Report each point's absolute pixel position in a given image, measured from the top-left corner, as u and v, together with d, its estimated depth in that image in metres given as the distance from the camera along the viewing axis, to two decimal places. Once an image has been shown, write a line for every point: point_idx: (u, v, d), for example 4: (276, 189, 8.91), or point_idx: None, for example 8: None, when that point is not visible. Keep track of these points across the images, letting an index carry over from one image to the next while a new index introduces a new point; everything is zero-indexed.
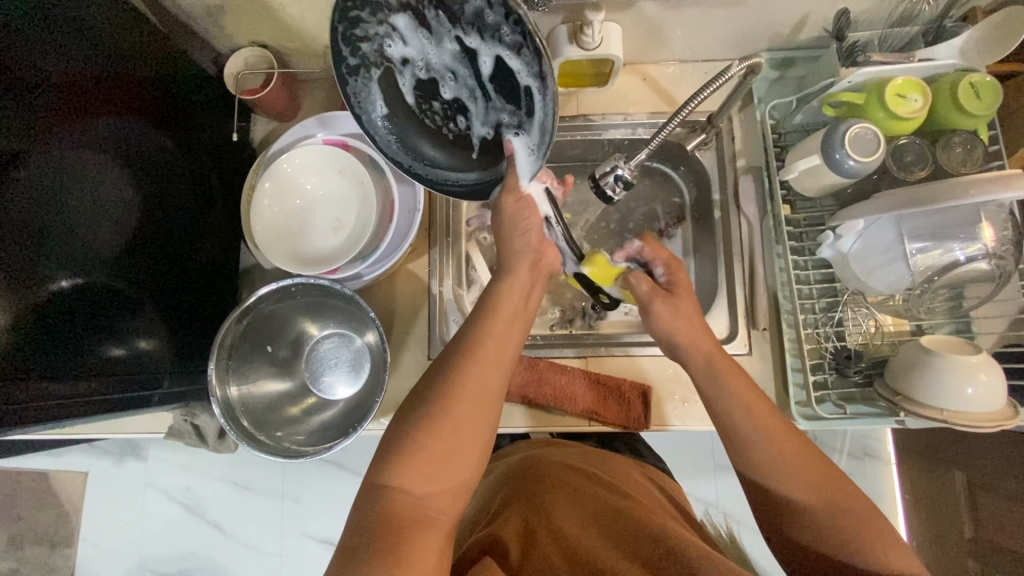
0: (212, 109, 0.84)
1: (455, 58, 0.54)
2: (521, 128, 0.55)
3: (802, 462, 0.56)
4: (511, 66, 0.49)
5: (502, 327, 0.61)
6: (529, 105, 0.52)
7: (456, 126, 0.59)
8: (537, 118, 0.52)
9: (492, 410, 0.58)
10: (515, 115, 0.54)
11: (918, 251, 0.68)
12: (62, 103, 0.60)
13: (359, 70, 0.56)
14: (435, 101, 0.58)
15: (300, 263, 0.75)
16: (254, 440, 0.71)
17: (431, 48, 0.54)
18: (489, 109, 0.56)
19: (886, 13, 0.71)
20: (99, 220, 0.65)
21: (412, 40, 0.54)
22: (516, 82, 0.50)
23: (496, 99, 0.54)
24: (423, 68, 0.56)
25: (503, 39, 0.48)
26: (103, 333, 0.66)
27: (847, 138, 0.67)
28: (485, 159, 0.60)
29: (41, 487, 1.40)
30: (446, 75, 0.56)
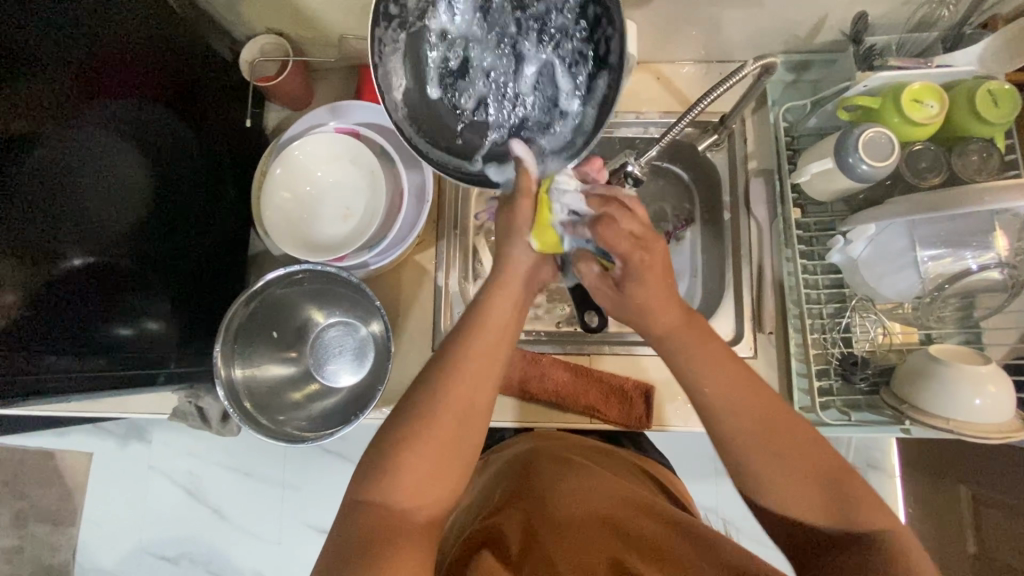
0: (228, 96, 0.85)
1: (499, 56, 0.62)
2: (547, 126, 0.62)
3: (801, 476, 0.51)
4: (564, 69, 0.60)
5: (490, 334, 0.58)
6: (565, 108, 0.61)
7: (472, 118, 0.63)
8: (572, 122, 0.61)
9: (478, 422, 0.55)
10: (545, 115, 0.62)
11: (930, 259, 0.67)
12: (78, 85, 0.60)
13: (393, 22, 0.58)
14: (460, 86, 0.62)
15: (309, 250, 0.75)
16: (257, 423, 0.72)
17: (480, 40, 0.61)
18: (513, 109, 0.63)
19: (906, 17, 0.71)
20: (113, 201, 0.66)
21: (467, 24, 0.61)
22: (561, 84, 0.61)
23: (529, 98, 0.62)
24: (461, 54, 0.62)
25: (564, 41, 0.60)
26: (114, 312, 0.67)
27: (861, 142, 0.66)
28: (494, 155, 0.62)
29: (47, 466, 1.43)
30: (484, 66, 0.62)
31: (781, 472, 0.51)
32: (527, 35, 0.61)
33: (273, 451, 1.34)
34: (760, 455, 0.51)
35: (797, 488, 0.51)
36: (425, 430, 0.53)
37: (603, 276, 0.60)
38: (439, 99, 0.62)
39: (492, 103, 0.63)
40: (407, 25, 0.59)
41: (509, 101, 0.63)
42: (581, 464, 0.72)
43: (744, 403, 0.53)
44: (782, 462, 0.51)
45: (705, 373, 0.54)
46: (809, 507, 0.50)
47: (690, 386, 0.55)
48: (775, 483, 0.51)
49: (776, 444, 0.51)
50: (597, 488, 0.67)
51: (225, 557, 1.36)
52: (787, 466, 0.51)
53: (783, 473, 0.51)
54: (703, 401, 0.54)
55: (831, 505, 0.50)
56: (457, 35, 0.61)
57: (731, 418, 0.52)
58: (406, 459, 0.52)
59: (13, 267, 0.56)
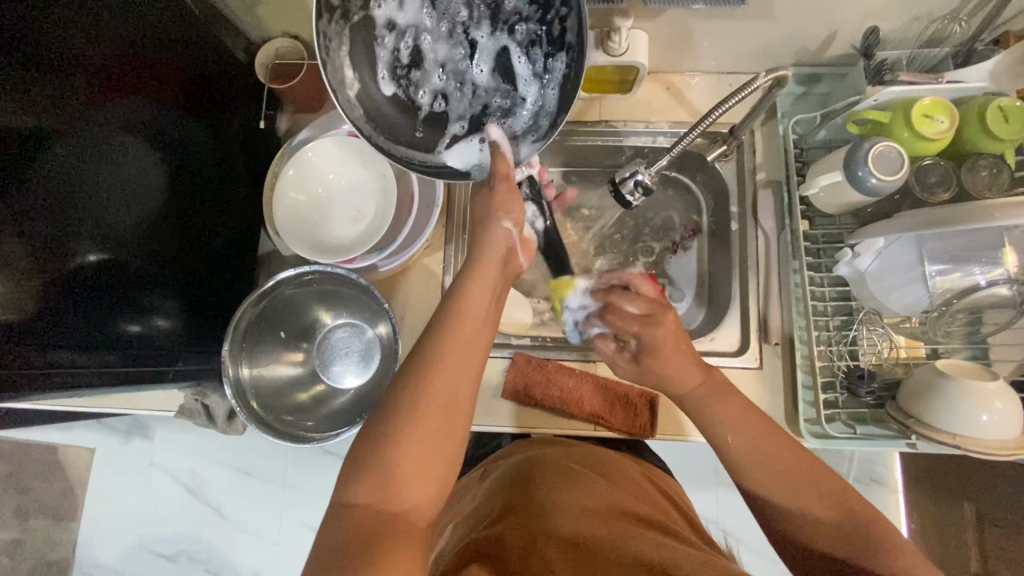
0: (242, 97, 0.86)
1: (451, 42, 0.62)
2: (510, 111, 0.63)
3: (827, 510, 0.53)
4: (520, 54, 0.61)
5: (472, 326, 0.57)
6: (524, 92, 0.62)
7: (433, 108, 0.63)
8: (534, 106, 0.62)
9: (460, 411, 0.55)
10: (506, 98, 0.63)
11: (938, 274, 0.68)
12: (96, 85, 0.61)
13: (337, 16, 0.56)
14: (414, 77, 0.62)
15: (319, 251, 0.76)
16: (262, 422, 0.72)
17: (430, 26, 0.61)
18: (473, 96, 0.63)
19: (916, 33, 0.71)
20: (126, 199, 0.67)
21: (415, 10, 0.60)
22: (518, 68, 0.61)
23: (487, 83, 0.63)
24: (412, 43, 0.61)
25: (518, 23, 0.60)
26: (123, 309, 0.67)
27: (870, 156, 0.66)
28: (459, 144, 0.63)
29: (50, 460, 1.43)
30: (440, 54, 0.62)
31: (798, 504, 0.54)
32: (479, 18, 0.60)
33: (274, 451, 1.34)
34: (779, 490, 0.55)
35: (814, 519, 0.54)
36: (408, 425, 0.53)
37: (620, 350, 0.65)
38: (397, 94, 0.62)
39: (450, 91, 0.63)
40: (354, 16, 0.57)
41: (467, 87, 0.63)
42: (575, 469, 0.72)
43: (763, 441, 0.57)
44: (798, 494, 0.54)
45: (725, 421, 0.59)
46: (829, 537, 0.53)
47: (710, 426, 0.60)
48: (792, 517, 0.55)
49: (793, 478, 0.55)
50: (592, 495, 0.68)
51: (224, 556, 1.36)
52: (803, 499, 0.54)
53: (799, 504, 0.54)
54: (728, 450, 0.58)
55: (845, 535, 0.52)
56: (406, 23, 0.60)
57: (751, 455, 0.57)
58: (390, 456, 0.52)
59: (25, 264, 0.56)
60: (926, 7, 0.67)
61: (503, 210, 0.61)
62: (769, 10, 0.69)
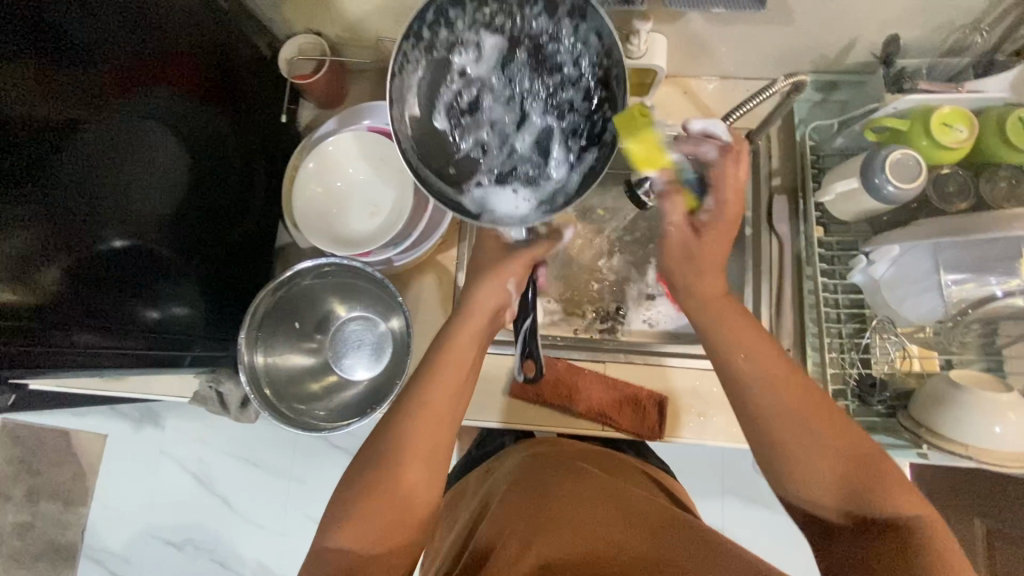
0: (266, 92, 0.87)
1: (508, 105, 0.62)
2: (535, 181, 0.60)
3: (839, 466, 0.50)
4: (562, 140, 0.60)
5: (450, 369, 0.58)
6: (553, 169, 0.60)
7: (465, 155, 0.62)
8: (558, 183, 0.60)
9: (444, 447, 0.56)
10: (534, 171, 0.61)
11: (954, 283, 0.66)
12: (125, 75, 0.63)
13: (419, 43, 0.58)
14: (461, 122, 0.62)
15: (336, 243, 0.77)
16: (275, 410, 0.73)
17: (495, 87, 0.61)
18: (505, 157, 0.61)
19: (937, 41, 0.72)
20: (150, 188, 0.68)
21: (487, 67, 0.61)
22: (553, 151, 0.60)
23: (523, 149, 0.61)
24: (473, 93, 0.62)
25: (570, 112, 0.60)
26: (144, 295, 0.69)
27: (887, 163, 0.66)
28: (475, 193, 0.61)
29: (63, 444, 1.46)
30: (491, 112, 0.62)
31: (808, 447, 0.50)
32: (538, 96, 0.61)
33: (283, 443, 1.36)
34: (790, 430, 0.51)
35: (822, 464, 0.50)
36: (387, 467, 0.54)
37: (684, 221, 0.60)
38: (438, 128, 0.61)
39: (488, 145, 0.62)
40: (433, 50, 0.59)
41: (504, 150, 0.62)
42: (566, 462, 0.73)
43: (778, 376, 0.53)
44: (811, 439, 0.50)
45: (744, 351, 0.54)
46: (835, 489, 0.49)
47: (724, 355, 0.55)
48: (801, 465, 0.50)
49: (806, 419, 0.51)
50: (581, 486, 0.67)
51: (229, 545, 1.38)
52: (815, 443, 0.50)
53: (807, 449, 0.50)
54: (738, 378, 0.54)
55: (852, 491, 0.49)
56: (474, 75, 0.61)
57: (767, 389, 0.52)
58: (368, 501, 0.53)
59: (49, 247, 0.58)
60: (949, 16, 0.67)
61: (505, 272, 0.63)
62: (790, 16, 0.70)
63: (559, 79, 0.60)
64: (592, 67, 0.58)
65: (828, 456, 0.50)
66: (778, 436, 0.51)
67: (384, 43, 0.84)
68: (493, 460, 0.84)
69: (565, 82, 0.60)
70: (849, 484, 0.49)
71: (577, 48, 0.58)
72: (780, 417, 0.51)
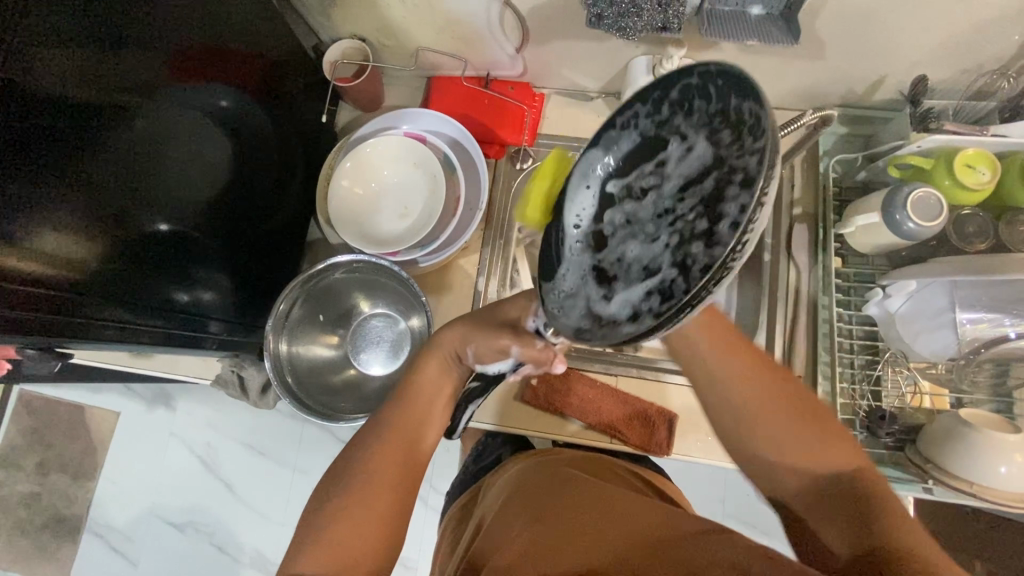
0: (308, 91, 0.90)
1: (672, 231, 0.39)
2: (616, 291, 0.41)
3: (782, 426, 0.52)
4: (646, 289, 0.39)
5: (424, 393, 0.62)
6: (649, 291, 0.39)
7: (606, 247, 0.43)
8: (641, 293, 0.39)
9: (418, 450, 0.60)
10: (649, 295, 0.38)
11: (969, 321, 0.69)
12: (177, 67, 0.66)
13: (650, 137, 0.42)
14: (624, 210, 0.43)
15: (365, 242, 0.80)
16: (295, 397, 0.75)
17: (691, 182, 0.39)
18: (630, 273, 0.41)
19: (965, 83, 0.74)
20: (189, 175, 0.71)
21: (675, 173, 0.40)
22: (634, 281, 0.40)
23: (655, 260, 0.39)
24: (665, 186, 0.41)
25: (685, 270, 0.37)
26: (174, 277, 0.72)
27: (910, 200, 0.67)
28: (585, 273, 0.43)
29: (76, 418, 1.49)
30: (636, 207, 0.42)
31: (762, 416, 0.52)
32: (679, 227, 0.39)
33: (291, 432, 1.38)
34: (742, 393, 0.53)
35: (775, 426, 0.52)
36: (357, 491, 0.55)
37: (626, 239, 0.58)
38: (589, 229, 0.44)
39: (626, 251, 0.41)
40: (650, 135, 0.42)
41: (621, 251, 0.42)
42: (560, 471, 0.72)
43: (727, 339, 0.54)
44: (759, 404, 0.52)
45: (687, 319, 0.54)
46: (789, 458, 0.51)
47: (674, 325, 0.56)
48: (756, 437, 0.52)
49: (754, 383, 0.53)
50: (580, 488, 0.67)
51: (230, 530, 1.40)
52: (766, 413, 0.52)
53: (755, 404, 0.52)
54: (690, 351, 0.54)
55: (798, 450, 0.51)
56: (666, 181, 0.41)
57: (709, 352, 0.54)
58: (349, 518, 0.53)
59: (94, 227, 0.60)
60: (979, 59, 0.69)
61: (468, 338, 0.60)
62: (822, 51, 0.72)
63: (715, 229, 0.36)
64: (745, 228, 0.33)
65: (783, 419, 0.52)
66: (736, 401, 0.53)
67: (424, 53, 0.86)
68: (491, 475, 0.85)
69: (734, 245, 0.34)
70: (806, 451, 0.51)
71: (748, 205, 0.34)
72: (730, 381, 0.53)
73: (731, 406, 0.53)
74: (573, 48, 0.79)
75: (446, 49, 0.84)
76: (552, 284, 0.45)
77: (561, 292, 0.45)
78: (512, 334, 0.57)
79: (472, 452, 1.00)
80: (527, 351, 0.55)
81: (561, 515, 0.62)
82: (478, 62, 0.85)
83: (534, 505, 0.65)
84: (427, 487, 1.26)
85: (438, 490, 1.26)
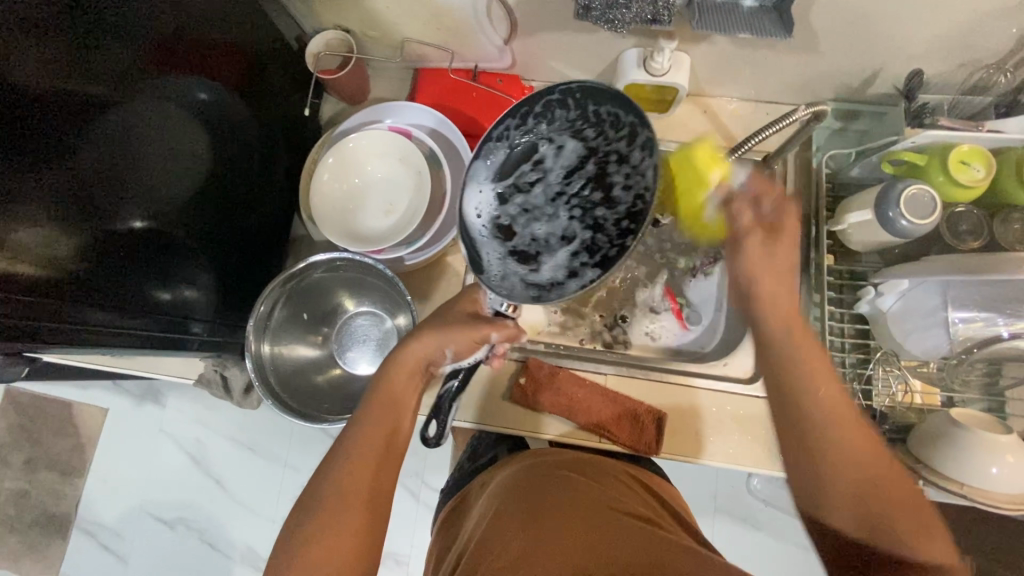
0: (290, 84, 0.88)
1: (572, 205, 0.53)
2: (543, 259, 0.53)
3: (861, 478, 0.52)
4: (569, 251, 0.52)
5: (399, 388, 0.62)
6: (574, 250, 0.52)
7: (514, 229, 0.54)
8: (568, 256, 0.52)
9: (395, 444, 0.61)
10: (580, 255, 0.52)
11: (961, 321, 0.67)
12: (154, 59, 0.64)
13: (518, 138, 0.55)
14: (517, 200, 0.55)
15: (350, 239, 0.78)
16: (277, 398, 0.74)
17: (572, 167, 0.54)
18: (550, 244, 0.53)
19: (961, 78, 0.72)
20: (169, 170, 0.69)
21: (554, 166, 0.55)
22: (556, 247, 0.53)
23: (568, 230, 0.53)
24: (543, 174, 0.55)
25: (598, 227, 0.51)
26: (155, 276, 0.70)
27: (902, 198, 0.66)
28: (507, 254, 0.54)
29: (64, 415, 1.47)
30: (529, 198, 0.55)
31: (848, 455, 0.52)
32: (576, 203, 0.54)
33: (282, 429, 1.37)
34: (832, 413, 0.53)
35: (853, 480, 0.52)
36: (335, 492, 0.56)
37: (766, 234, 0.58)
38: (496, 222, 0.55)
39: (539, 229, 0.54)
40: (519, 139, 0.55)
41: (529, 231, 0.54)
42: (552, 469, 0.71)
43: (815, 364, 0.55)
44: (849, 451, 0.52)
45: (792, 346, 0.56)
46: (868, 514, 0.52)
47: (768, 343, 0.57)
48: (834, 480, 0.53)
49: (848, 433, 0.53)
50: (577, 489, 0.66)
51: (221, 527, 1.39)
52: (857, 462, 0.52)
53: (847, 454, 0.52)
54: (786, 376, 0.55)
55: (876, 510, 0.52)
56: (550, 172, 0.54)
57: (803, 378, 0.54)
58: (332, 512, 0.55)
59: (75, 224, 0.59)
60: (975, 54, 0.68)
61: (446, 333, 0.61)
62: (816, 44, 0.70)
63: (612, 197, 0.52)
64: (638, 190, 0.50)
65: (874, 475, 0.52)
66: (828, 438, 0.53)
67: (410, 45, 0.84)
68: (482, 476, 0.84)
69: (644, 196, 0.49)
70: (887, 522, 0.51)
71: (639, 174, 0.50)
72: (824, 409, 0.53)
73: (817, 441, 0.53)
74: (562, 40, 0.77)
75: (433, 41, 0.82)
76: (480, 272, 0.54)
77: (494, 273, 0.54)
78: (485, 322, 0.60)
79: (469, 447, 1.00)
80: (502, 334, 0.60)
81: (563, 518, 0.61)
82: (466, 54, 0.83)
83: (530, 504, 0.64)
84: (420, 483, 1.26)
85: (430, 487, 1.25)
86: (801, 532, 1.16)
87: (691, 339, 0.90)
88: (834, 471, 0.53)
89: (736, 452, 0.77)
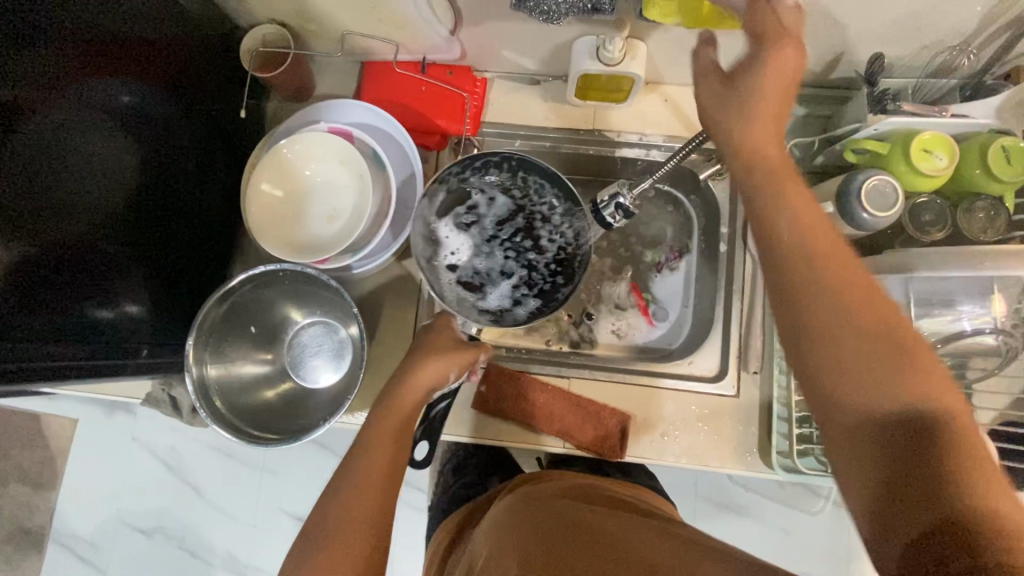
0: (227, 85, 0.83)
1: (506, 247, 0.78)
2: (489, 286, 0.77)
3: (859, 334, 0.43)
4: (512, 283, 0.77)
5: (396, 422, 0.64)
6: (513, 283, 0.77)
7: (461, 262, 0.77)
8: (508, 287, 0.77)
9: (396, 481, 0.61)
10: (520, 287, 0.77)
11: (925, 315, 0.66)
12: (69, 62, 0.59)
13: (458, 186, 0.76)
14: (461, 238, 0.78)
15: (294, 250, 0.74)
16: (223, 420, 0.71)
17: (502, 218, 0.78)
18: (494, 277, 0.78)
19: (923, 60, 0.70)
20: (98, 181, 0.65)
21: (489, 214, 0.78)
22: (497, 277, 0.78)
23: (506, 266, 0.78)
24: (480, 220, 0.78)
25: (531, 267, 0.77)
26: (87, 296, 0.66)
27: (864, 190, 0.64)
28: (459, 280, 0.77)
29: (32, 427, 1.43)
30: (471, 238, 0.78)
31: (840, 303, 0.44)
32: (509, 245, 0.78)
33: None
34: (820, 264, 0.45)
35: (862, 354, 0.42)
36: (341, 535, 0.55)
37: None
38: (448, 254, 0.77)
39: (481, 264, 0.78)
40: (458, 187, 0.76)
41: (475, 264, 0.78)
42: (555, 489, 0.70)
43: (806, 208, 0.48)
44: (841, 303, 0.44)
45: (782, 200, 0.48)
46: (867, 376, 0.42)
47: (757, 198, 0.49)
48: (821, 333, 0.44)
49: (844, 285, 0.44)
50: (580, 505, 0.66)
51: (199, 535, 1.37)
52: (849, 314, 0.43)
53: (841, 308, 0.44)
54: (777, 232, 0.47)
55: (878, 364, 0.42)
56: (484, 220, 0.78)
57: (788, 224, 0.47)
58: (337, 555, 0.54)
59: (0, 238, 0.56)
60: (937, 34, 0.65)
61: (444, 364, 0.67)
62: None
63: (538, 245, 0.78)
64: (560, 243, 0.77)
65: (865, 331, 0.43)
66: (814, 286, 0.45)
67: (351, 38, 0.79)
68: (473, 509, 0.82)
69: (566, 248, 0.77)
70: (894, 392, 0.41)
71: (560, 232, 0.78)
72: (812, 251, 0.45)
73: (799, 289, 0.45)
74: (510, 29, 0.73)
75: (374, 34, 0.77)
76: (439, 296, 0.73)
77: (451, 296, 0.75)
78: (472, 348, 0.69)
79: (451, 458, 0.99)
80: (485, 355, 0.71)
81: (571, 529, 0.60)
82: (410, 46, 0.79)
83: (537, 520, 0.63)
84: None
85: (407, 487, 1.24)
86: (781, 516, 1.16)
87: (659, 335, 0.87)
88: (823, 320, 0.44)
89: (703, 454, 0.75)
